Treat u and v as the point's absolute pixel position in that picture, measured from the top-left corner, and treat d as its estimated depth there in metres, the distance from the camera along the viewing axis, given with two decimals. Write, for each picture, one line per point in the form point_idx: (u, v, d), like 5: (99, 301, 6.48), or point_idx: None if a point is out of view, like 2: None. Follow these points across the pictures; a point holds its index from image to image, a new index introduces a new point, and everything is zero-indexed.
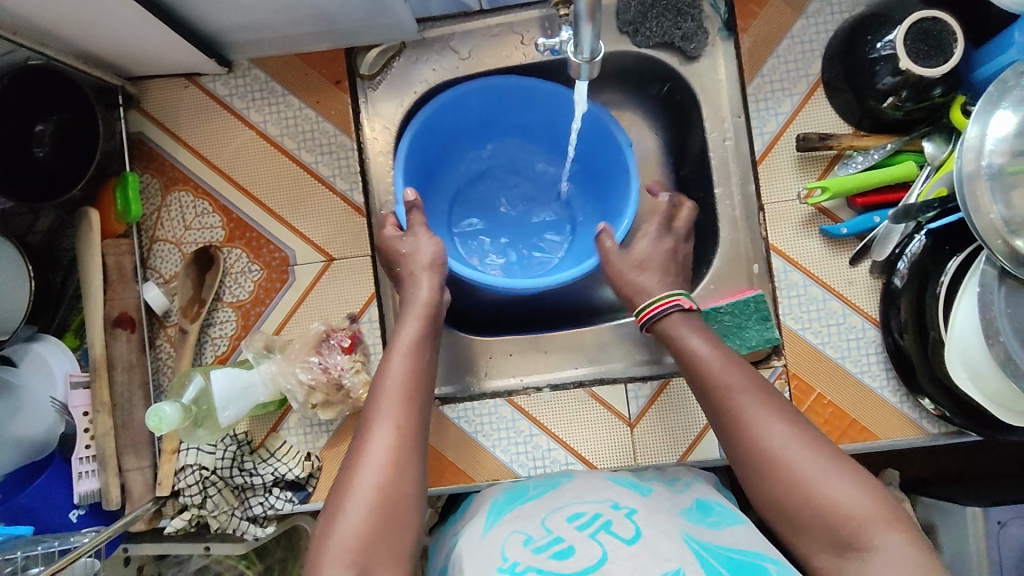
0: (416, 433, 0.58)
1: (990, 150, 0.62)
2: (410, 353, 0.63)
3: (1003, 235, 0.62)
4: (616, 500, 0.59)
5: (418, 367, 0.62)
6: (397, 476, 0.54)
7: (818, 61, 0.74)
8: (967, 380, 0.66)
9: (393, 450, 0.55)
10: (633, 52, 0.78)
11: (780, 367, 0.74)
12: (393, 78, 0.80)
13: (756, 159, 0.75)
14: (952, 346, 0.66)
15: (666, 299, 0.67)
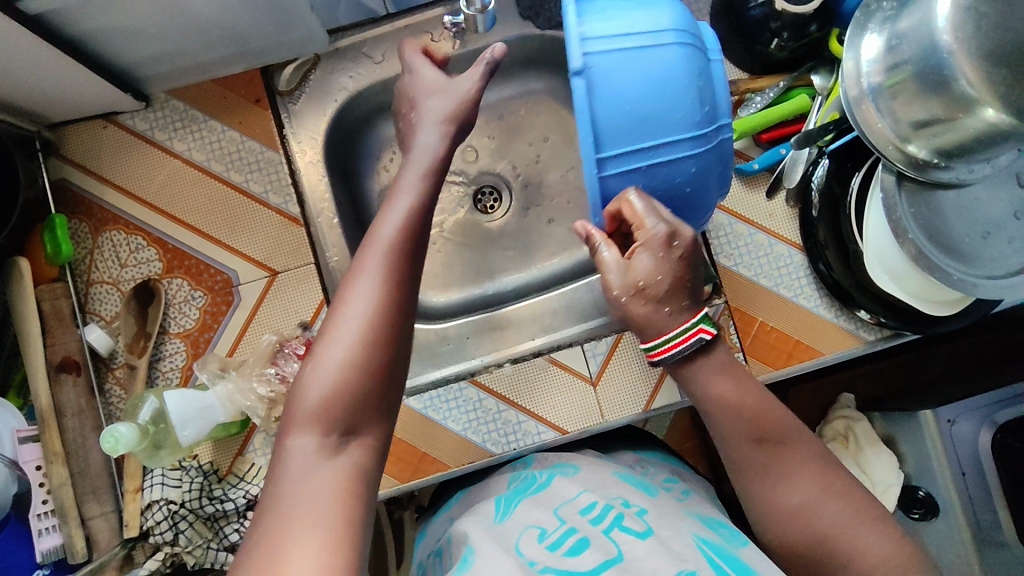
0: (410, 285, 0.54)
1: (867, 71, 0.69)
2: (416, 205, 0.57)
3: (894, 142, 0.68)
4: (626, 497, 0.60)
5: (423, 228, 0.57)
6: (381, 324, 0.51)
7: (705, 19, 0.81)
8: (890, 282, 0.71)
9: (376, 319, 0.51)
10: (538, 35, 0.83)
11: (722, 304, 0.78)
12: (312, 90, 0.83)
13: None
14: (870, 253, 0.71)
15: (688, 333, 0.57)
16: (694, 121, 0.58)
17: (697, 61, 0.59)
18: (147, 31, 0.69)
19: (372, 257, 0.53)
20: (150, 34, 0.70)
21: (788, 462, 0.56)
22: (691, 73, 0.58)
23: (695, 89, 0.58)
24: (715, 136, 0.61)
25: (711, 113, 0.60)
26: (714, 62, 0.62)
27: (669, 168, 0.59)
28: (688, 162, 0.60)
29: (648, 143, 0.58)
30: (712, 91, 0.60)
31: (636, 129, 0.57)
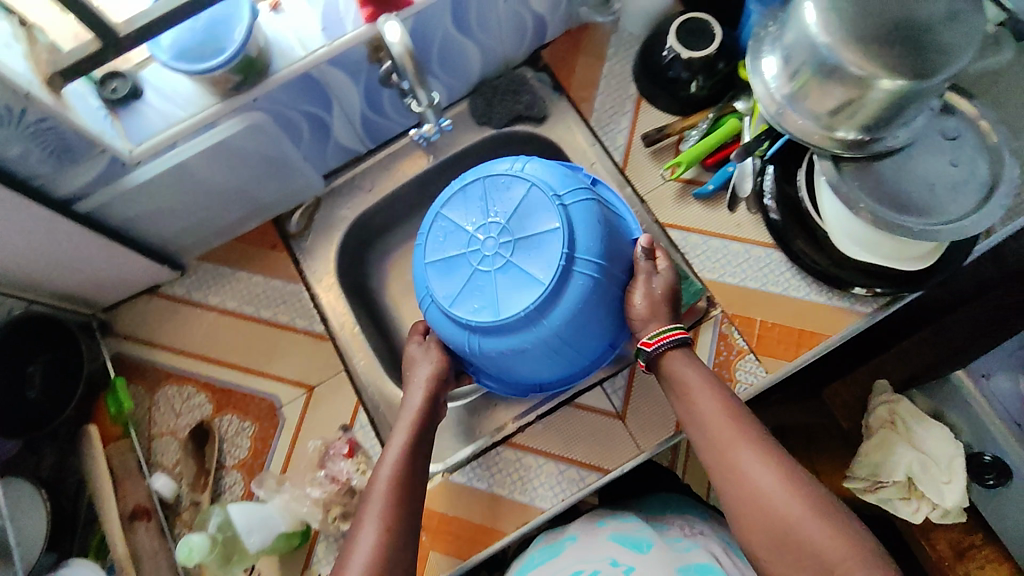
0: (402, 533, 0.66)
1: (774, 88, 0.78)
2: (402, 455, 0.71)
3: (821, 132, 0.77)
4: (615, 556, 0.67)
5: (414, 471, 0.70)
6: (383, 572, 0.63)
7: (631, 84, 0.96)
8: (864, 251, 0.77)
9: (374, 551, 0.64)
10: (496, 134, 0.98)
11: (720, 315, 0.85)
12: (317, 227, 0.96)
13: (623, 167, 0.94)
14: (836, 231, 0.79)
15: (665, 333, 0.72)
16: (539, 341, 0.72)
17: (481, 337, 0.74)
18: (174, 209, 0.84)
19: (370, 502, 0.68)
20: (179, 211, 0.84)
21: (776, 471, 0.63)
22: (498, 339, 0.73)
23: (512, 337, 0.72)
24: (551, 302, 0.71)
25: (533, 322, 0.72)
26: (483, 311, 0.73)
27: (578, 324, 0.72)
28: (558, 324, 0.72)
29: (565, 348, 0.74)
30: (506, 324, 0.72)
31: (551, 357, 0.74)
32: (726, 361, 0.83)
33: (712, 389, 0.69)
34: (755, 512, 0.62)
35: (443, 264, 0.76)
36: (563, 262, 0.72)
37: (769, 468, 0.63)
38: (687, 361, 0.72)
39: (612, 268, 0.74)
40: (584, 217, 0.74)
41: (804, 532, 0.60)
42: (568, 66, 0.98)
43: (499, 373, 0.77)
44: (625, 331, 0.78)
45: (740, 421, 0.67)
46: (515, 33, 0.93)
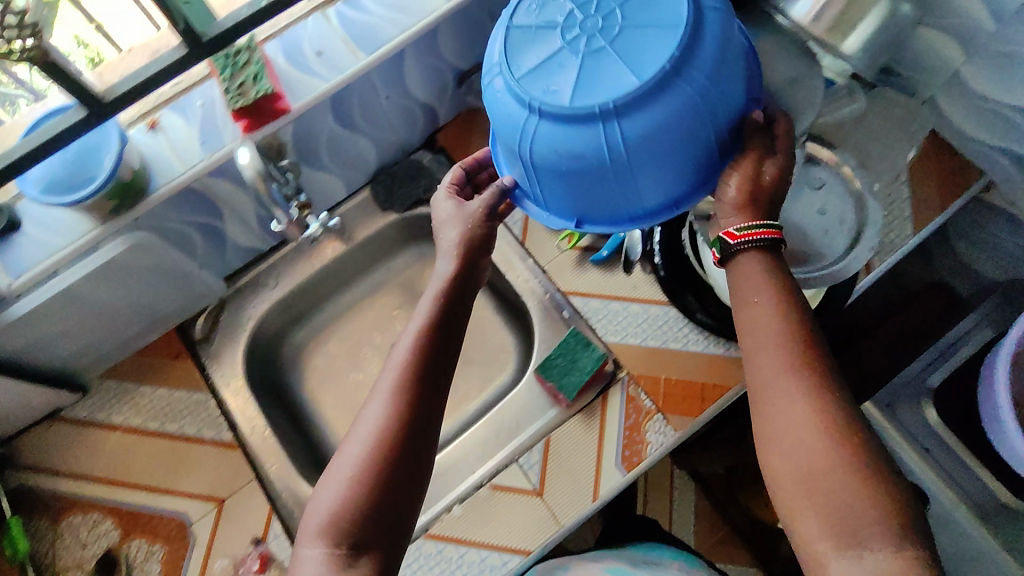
0: (414, 423, 0.59)
1: None
2: (438, 297, 0.64)
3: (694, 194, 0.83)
4: None
5: (430, 364, 0.61)
6: (381, 467, 0.57)
7: None
8: (748, 303, 0.82)
9: (367, 468, 0.56)
10: (398, 218, 1.00)
11: (626, 377, 0.87)
12: (223, 331, 0.95)
13: (523, 240, 0.96)
14: (720, 286, 0.84)
15: (756, 231, 0.57)
16: (607, 158, 0.55)
17: (542, 120, 0.54)
18: (64, 335, 0.82)
19: (371, 397, 0.60)
20: (70, 336, 0.83)
21: (811, 419, 0.52)
22: (557, 156, 0.55)
23: (570, 153, 0.55)
24: (651, 101, 0.52)
25: (605, 123, 0.53)
26: (563, 80, 0.54)
27: (644, 155, 0.54)
28: (640, 152, 0.54)
29: (611, 178, 0.56)
30: (571, 120, 0.53)
31: (602, 192, 0.58)
32: (636, 422, 0.84)
33: (775, 302, 0.56)
34: (781, 455, 0.53)
35: (543, 27, 0.56)
36: (654, 62, 0.52)
37: (810, 410, 0.52)
38: (762, 265, 0.58)
39: (699, 75, 0.53)
40: (668, 20, 0.53)
41: (836, 485, 0.49)
42: (461, 146, 1.01)
43: (569, 203, 0.61)
44: (698, 189, 0.60)
45: (794, 351, 0.54)
46: (406, 122, 0.95)
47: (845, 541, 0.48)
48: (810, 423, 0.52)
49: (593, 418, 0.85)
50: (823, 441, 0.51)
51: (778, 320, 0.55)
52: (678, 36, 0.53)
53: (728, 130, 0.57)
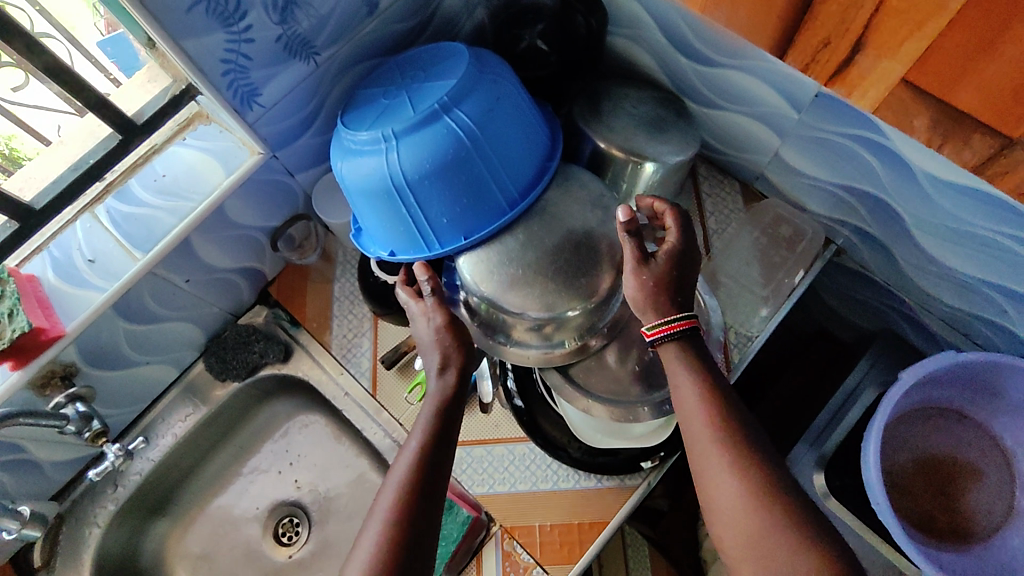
0: (433, 491, 0.59)
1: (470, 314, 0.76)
2: (445, 388, 0.65)
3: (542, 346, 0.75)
4: None
5: (433, 469, 0.60)
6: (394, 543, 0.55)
7: (361, 301, 0.93)
8: (614, 438, 0.78)
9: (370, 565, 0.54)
10: (242, 386, 0.94)
11: (498, 530, 0.80)
12: (63, 551, 0.86)
13: (372, 391, 0.90)
14: (583, 430, 0.79)
15: (681, 320, 0.62)
16: (391, 184, 0.66)
17: (361, 150, 0.68)
18: None
19: (370, 525, 0.57)
20: None
21: (733, 488, 0.56)
22: (351, 176, 0.68)
23: (362, 182, 0.68)
24: (415, 130, 0.65)
25: (383, 142, 0.66)
26: (377, 134, 0.67)
27: (426, 182, 0.66)
28: (417, 177, 0.65)
29: (463, 185, 0.67)
30: (368, 146, 0.67)
31: (398, 217, 0.69)
32: None
33: (692, 381, 0.61)
34: (724, 527, 0.56)
35: (365, 108, 0.71)
36: (410, 110, 0.67)
37: (730, 476, 0.56)
38: (681, 354, 0.62)
39: (454, 132, 0.65)
40: (437, 91, 0.67)
41: (773, 544, 0.53)
42: (298, 297, 0.94)
43: (412, 232, 0.70)
44: (489, 224, 0.69)
45: (715, 425, 0.58)
46: (226, 293, 0.90)
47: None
48: (733, 497, 0.55)
49: None
50: (752, 503, 0.54)
51: (697, 394, 0.60)
52: (423, 90, 0.68)
53: (498, 172, 0.68)
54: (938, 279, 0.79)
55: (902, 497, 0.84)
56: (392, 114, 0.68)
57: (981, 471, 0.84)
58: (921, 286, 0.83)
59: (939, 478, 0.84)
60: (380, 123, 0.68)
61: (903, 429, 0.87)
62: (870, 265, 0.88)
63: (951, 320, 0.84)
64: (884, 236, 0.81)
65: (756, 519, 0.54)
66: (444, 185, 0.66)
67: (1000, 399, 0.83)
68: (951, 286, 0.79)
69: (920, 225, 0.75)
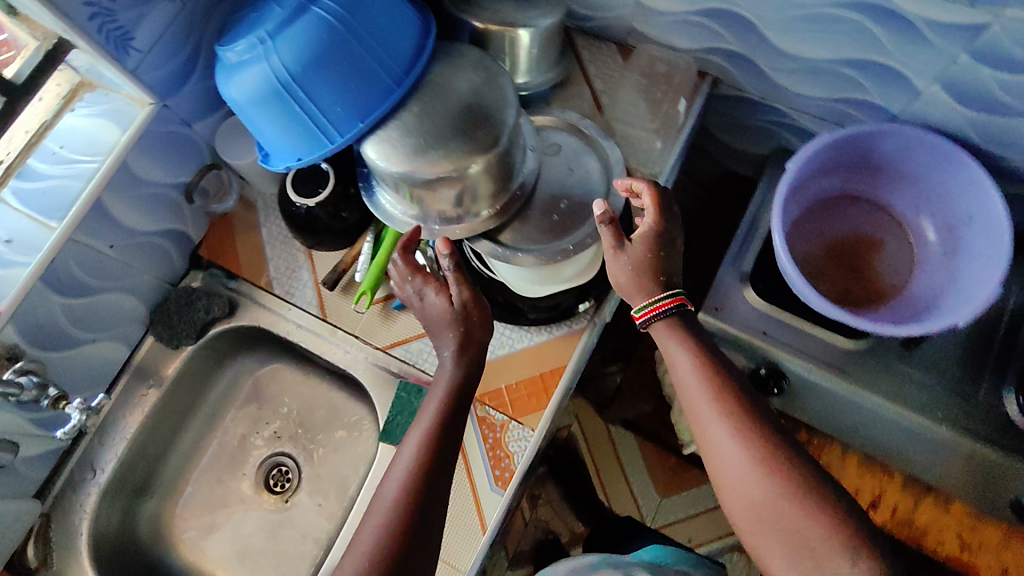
0: (443, 458, 0.66)
1: (398, 210, 0.82)
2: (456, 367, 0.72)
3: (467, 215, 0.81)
4: None
5: (445, 441, 0.67)
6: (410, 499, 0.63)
7: (291, 238, 0.95)
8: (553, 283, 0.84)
9: (389, 517, 0.62)
10: (195, 348, 0.95)
11: (471, 402, 0.84)
12: (59, 546, 0.86)
13: (323, 315, 0.91)
14: (524, 288, 0.84)
15: (664, 300, 0.71)
16: (276, 83, 0.69)
17: (240, 61, 0.71)
18: None
19: (389, 483, 0.65)
20: None
21: (742, 459, 0.65)
22: (238, 89, 0.71)
23: (249, 90, 0.71)
24: (286, 26, 0.69)
25: (259, 46, 0.69)
26: (251, 40, 0.70)
27: (309, 72, 0.69)
28: (299, 70, 0.69)
29: (344, 69, 0.70)
30: (246, 54, 0.70)
31: (293, 117, 0.72)
32: (496, 441, 0.82)
33: (690, 361, 0.70)
34: (734, 496, 0.65)
35: (239, 26, 0.74)
36: (278, 11, 0.70)
37: (737, 447, 0.65)
38: (678, 332, 0.71)
39: (323, 19, 0.69)
40: None
41: (781, 510, 0.62)
42: (229, 251, 0.96)
43: (310, 130, 0.73)
44: (382, 102, 0.72)
45: (716, 396, 0.67)
46: (155, 259, 0.91)
47: (803, 558, 0.61)
48: (744, 468, 0.64)
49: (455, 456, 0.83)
50: (763, 475, 0.63)
51: (694, 366, 0.69)
52: None
53: (376, 52, 0.72)
54: (803, 74, 0.87)
55: (823, 279, 0.91)
56: (262, 20, 0.71)
57: (882, 241, 0.94)
58: (791, 89, 0.91)
59: (850, 256, 0.93)
60: (252, 31, 0.70)
61: (808, 223, 0.95)
62: (745, 85, 0.95)
63: (823, 114, 0.93)
64: (748, 50, 0.89)
65: (765, 487, 0.63)
66: (327, 73, 0.70)
67: (881, 174, 0.92)
68: (816, 79, 0.87)
69: (773, 25, 0.82)
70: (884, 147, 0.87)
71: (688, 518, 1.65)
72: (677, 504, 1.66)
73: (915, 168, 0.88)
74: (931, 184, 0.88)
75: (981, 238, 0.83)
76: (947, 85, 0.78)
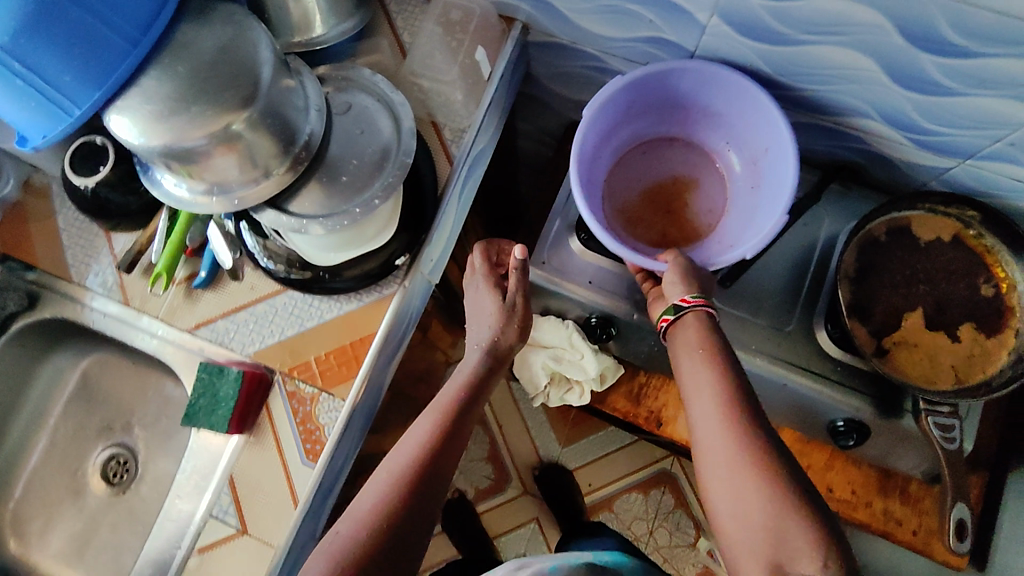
0: (447, 436, 0.73)
1: (179, 186, 0.77)
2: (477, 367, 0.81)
3: (257, 178, 0.76)
4: None
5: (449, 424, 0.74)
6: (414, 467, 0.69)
7: (87, 223, 0.90)
8: (350, 248, 0.82)
9: (387, 483, 0.68)
10: (1, 347, 0.91)
11: (280, 377, 0.83)
12: None
13: (126, 300, 0.89)
14: (319, 257, 0.82)
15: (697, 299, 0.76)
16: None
17: None
18: None
19: (397, 452, 0.72)
20: None
21: (727, 448, 0.65)
22: None
23: None
24: None
25: None
26: None
27: (22, 42, 0.60)
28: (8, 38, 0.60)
29: (69, 34, 0.62)
30: None
31: (22, 93, 0.64)
32: (306, 414, 0.81)
33: (706, 349, 0.72)
34: (723, 494, 0.64)
35: None
36: None
37: (728, 437, 0.65)
38: (701, 326, 0.75)
39: None
40: None
41: (757, 513, 0.60)
42: (23, 241, 0.90)
43: (49, 104, 0.65)
44: (122, 70, 0.64)
45: (724, 381, 0.69)
46: None
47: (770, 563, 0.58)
48: (730, 462, 0.64)
49: (265, 435, 0.81)
50: (748, 470, 0.63)
51: (703, 348, 0.73)
52: None
53: (104, 10, 0.63)
54: (600, 15, 0.83)
55: (641, 226, 0.92)
56: None
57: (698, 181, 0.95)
58: (594, 31, 0.87)
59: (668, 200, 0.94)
60: None
61: (622, 172, 0.96)
62: (554, 29, 0.92)
63: (630, 55, 0.91)
64: None
65: (745, 492, 0.62)
66: (47, 40, 0.61)
67: (687, 114, 0.92)
68: (610, 19, 0.83)
69: None
70: (683, 87, 0.86)
71: (589, 464, 1.69)
72: (578, 451, 1.70)
73: (715, 105, 0.88)
74: (731, 120, 0.89)
75: (774, 167, 0.84)
76: (725, 16, 0.75)
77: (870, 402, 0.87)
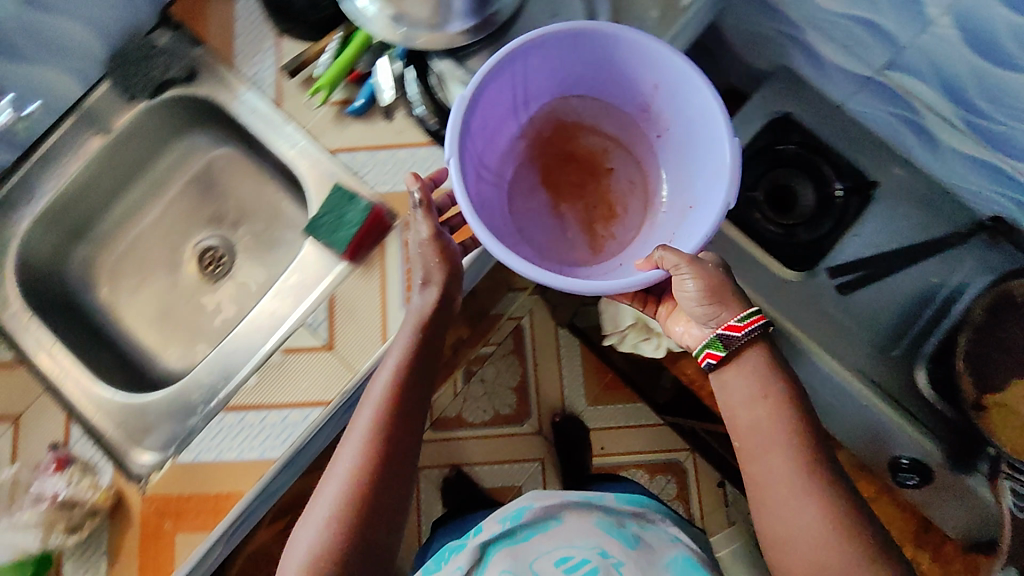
0: (413, 398, 0.71)
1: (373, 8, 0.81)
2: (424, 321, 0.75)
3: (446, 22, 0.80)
4: (602, 546, 0.85)
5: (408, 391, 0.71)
6: (376, 452, 0.67)
7: (263, 18, 0.92)
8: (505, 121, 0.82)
9: (360, 464, 0.66)
10: (148, 107, 0.94)
11: (401, 223, 0.85)
12: None
13: (279, 103, 0.91)
14: None
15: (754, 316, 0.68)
16: None
17: None
18: None
19: (364, 420, 0.69)
20: None
21: (804, 510, 0.63)
22: None
23: None
24: None
25: None
26: None
27: None
28: None
29: None
30: None
31: None
32: None
33: (766, 397, 0.68)
34: (793, 548, 0.64)
35: None
36: None
37: (805, 501, 0.64)
38: (765, 359, 0.69)
39: None
40: None
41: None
42: (200, 15, 0.93)
43: None
44: None
45: (783, 441, 0.66)
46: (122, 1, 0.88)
47: None
48: (808, 523, 0.63)
49: (373, 270, 0.84)
50: (832, 536, 0.62)
51: (766, 400, 0.68)
52: None
53: None
54: None
55: (569, 235, 0.84)
56: None
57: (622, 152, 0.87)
58: None
59: (597, 193, 0.86)
60: None
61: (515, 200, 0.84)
62: None
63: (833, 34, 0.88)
64: None
65: (826, 551, 0.62)
66: None
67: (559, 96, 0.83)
68: None
69: None
70: (558, 60, 0.76)
71: (608, 428, 1.71)
72: (601, 412, 1.72)
73: (596, 72, 0.79)
74: (600, 79, 0.80)
75: (679, 107, 0.76)
76: (959, 19, 0.72)
77: (944, 449, 0.86)
